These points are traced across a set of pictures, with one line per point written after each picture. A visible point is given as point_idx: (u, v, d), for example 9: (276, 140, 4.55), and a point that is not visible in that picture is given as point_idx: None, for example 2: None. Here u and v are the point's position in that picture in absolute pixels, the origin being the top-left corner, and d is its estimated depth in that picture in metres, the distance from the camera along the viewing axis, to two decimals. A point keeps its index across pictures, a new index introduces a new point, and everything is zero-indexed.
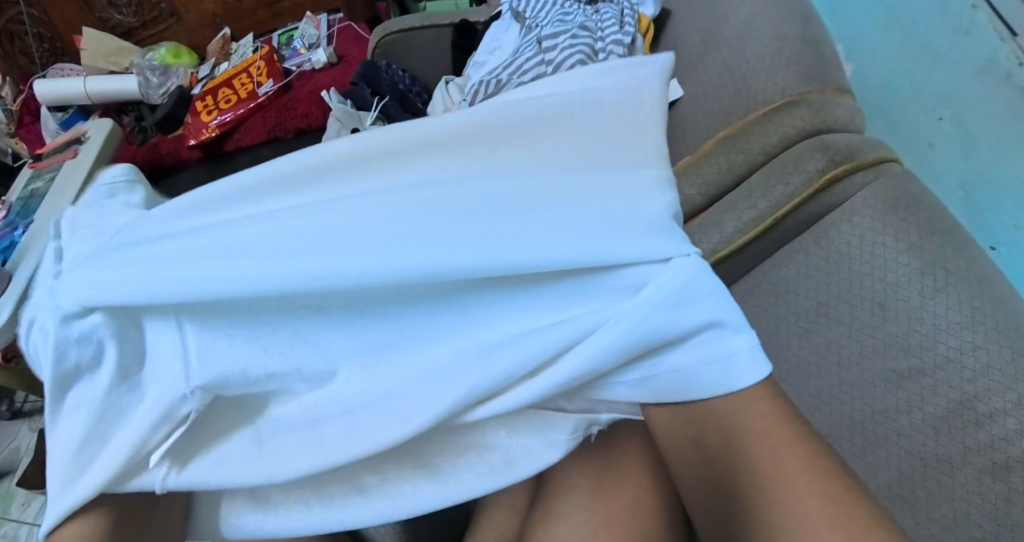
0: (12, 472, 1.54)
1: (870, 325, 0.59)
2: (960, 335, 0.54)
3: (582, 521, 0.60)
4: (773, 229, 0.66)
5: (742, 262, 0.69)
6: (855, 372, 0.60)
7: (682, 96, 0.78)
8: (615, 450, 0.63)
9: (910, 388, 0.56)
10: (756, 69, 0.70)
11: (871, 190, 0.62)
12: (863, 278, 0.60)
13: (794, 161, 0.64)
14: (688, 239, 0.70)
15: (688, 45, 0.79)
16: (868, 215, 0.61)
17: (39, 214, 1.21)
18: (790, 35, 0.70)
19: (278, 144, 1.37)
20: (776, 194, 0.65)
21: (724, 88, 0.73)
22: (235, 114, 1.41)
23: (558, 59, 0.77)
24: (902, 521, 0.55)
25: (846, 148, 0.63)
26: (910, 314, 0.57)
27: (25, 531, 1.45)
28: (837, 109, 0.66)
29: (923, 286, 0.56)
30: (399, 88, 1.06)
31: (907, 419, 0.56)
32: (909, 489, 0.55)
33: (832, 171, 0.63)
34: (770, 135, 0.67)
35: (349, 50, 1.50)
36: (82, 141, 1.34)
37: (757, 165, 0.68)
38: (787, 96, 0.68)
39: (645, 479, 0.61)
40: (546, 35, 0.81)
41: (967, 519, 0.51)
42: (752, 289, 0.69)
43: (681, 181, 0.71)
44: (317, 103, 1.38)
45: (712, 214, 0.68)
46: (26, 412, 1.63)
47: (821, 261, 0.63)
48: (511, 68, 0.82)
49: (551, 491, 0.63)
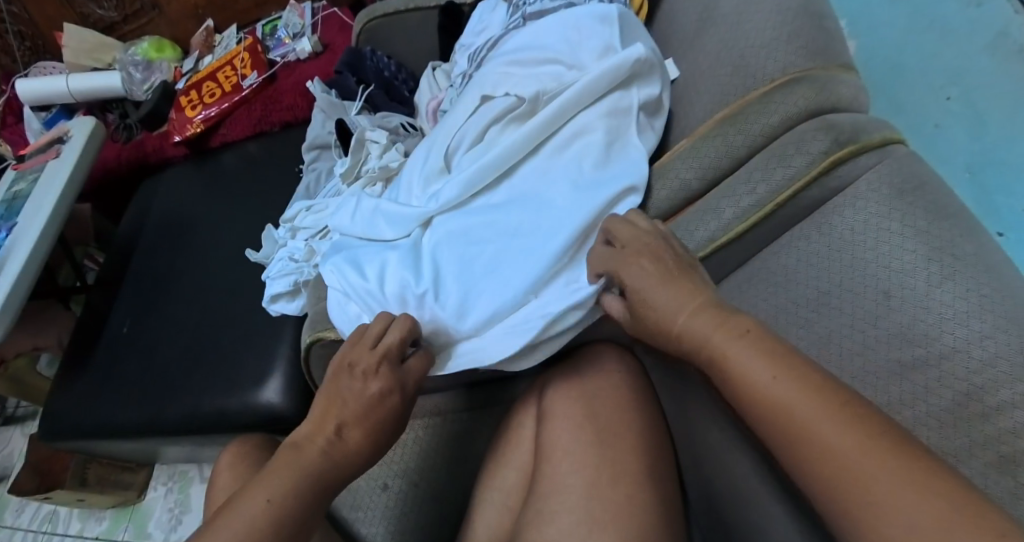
0: (5, 478, 1.54)
1: (873, 315, 0.56)
2: (968, 325, 0.51)
3: (576, 522, 0.60)
4: (773, 216, 0.62)
5: (735, 252, 0.64)
6: (857, 364, 0.56)
7: (678, 76, 0.75)
8: (610, 448, 0.64)
9: (914, 379, 0.53)
10: (756, 45, 0.66)
11: (876, 173, 0.59)
12: (869, 266, 0.57)
13: (797, 143, 0.61)
14: (684, 227, 0.65)
15: (683, 22, 0.76)
16: (873, 199, 0.58)
17: (22, 216, 1.18)
18: (791, 7, 0.67)
19: (263, 137, 1.33)
20: (777, 176, 0.61)
21: (721, 66, 0.68)
22: (220, 108, 1.37)
23: (557, 49, 0.75)
24: None
25: (850, 128, 0.60)
26: (915, 303, 0.54)
27: (19, 537, 1.46)
28: (841, 88, 0.62)
29: (929, 274, 0.54)
30: (384, 77, 1.04)
31: (910, 411, 0.52)
32: None
33: (835, 153, 0.59)
34: (772, 114, 0.62)
35: (335, 39, 1.47)
36: (64, 140, 1.31)
37: (757, 147, 0.63)
38: (789, 74, 0.64)
39: (638, 479, 0.62)
40: (540, 23, 0.77)
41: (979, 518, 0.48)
42: (750, 280, 0.65)
43: (678, 164, 0.67)
44: (302, 93, 1.34)
45: (710, 200, 0.64)
46: (17, 418, 1.61)
47: (823, 248, 0.60)
48: (498, 54, 0.79)
49: (543, 491, 0.64)
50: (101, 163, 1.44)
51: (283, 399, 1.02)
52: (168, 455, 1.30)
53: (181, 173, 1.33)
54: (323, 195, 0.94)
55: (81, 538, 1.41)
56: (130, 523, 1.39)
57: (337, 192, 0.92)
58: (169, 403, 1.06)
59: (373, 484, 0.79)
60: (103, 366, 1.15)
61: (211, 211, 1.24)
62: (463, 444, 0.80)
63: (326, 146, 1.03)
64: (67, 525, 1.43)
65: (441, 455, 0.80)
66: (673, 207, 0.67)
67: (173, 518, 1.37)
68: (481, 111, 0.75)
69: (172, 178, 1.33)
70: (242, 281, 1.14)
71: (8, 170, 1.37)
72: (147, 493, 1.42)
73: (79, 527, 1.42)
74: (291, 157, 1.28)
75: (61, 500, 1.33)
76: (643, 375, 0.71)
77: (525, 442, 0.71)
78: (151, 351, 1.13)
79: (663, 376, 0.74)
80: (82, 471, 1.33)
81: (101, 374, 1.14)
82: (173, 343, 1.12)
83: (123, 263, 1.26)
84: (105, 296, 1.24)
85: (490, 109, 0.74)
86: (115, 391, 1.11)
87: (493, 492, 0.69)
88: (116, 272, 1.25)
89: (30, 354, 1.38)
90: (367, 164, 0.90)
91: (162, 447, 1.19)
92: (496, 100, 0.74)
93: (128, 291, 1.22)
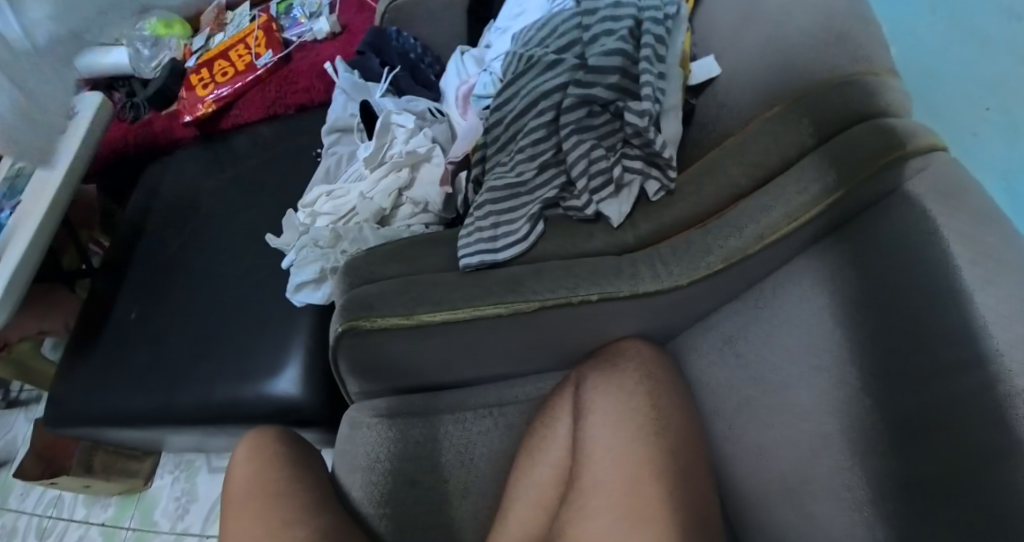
0: (8, 462, 1.53)
1: (915, 316, 0.56)
2: (1013, 327, 0.50)
3: (617, 517, 0.62)
4: (822, 215, 0.61)
5: (779, 251, 0.64)
6: (894, 368, 0.57)
7: (718, 73, 0.72)
8: (647, 444, 0.65)
9: (958, 382, 0.52)
10: (802, 44, 0.65)
11: (926, 176, 0.59)
12: (916, 266, 0.56)
13: (848, 143, 0.60)
14: (732, 223, 0.63)
15: (721, 18, 0.74)
16: (920, 203, 0.58)
17: (26, 195, 1.16)
18: (838, 8, 0.66)
19: (277, 121, 1.31)
20: (829, 175, 0.60)
21: (764, 64, 0.67)
22: (232, 89, 1.35)
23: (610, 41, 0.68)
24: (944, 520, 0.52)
25: (902, 131, 0.59)
26: (963, 304, 0.53)
27: (22, 522, 1.45)
28: (891, 92, 0.62)
29: (976, 276, 0.53)
30: (409, 59, 1.02)
31: (952, 412, 0.53)
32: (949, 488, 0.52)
33: (888, 153, 0.58)
34: (822, 113, 0.62)
35: (352, 20, 1.44)
36: (69, 116, 1.26)
37: (806, 149, 0.63)
38: (837, 75, 0.63)
39: (676, 476, 0.63)
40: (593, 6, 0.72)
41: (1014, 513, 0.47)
42: (792, 278, 0.67)
43: (725, 162, 0.65)
44: (319, 75, 1.32)
45: (757, 199, 0.63)
46: (20, 402, 1.59)
47: (873, 248, 0.60)
48: (545, 30, 0.75)
49: (582, 486, 0.65)
50: (107, 145, 1.43)
51: (301, 389, 1.01)
52: (178, 444, 1.29)
53: (192, 155, 1.31)
54: (344, 179, 0.94)
55: (86, 524, 1.40)
56: (137, 510, 1.39)
57: (360, 176, 0.92)
58: (182, 389, 1.05)
59: (403, 478, 0.79)
60: (110, 349, 1.14)
61: (220, 198, 1.23)
62: (445, 449, 0.79)
63: (347, 130, 1.02)
64: (72, 510, 1.42)
65: (470, 449, 0.79)
66: (708, 206, 0.66)
67: (180, 507, 1.36)
68: (530, 100, 0.71)
69: (184, 158, 1.33)
70: (259, 267, 1.13)
71: None
72: (154, 481, 1.40)
73: (84, 513, 1.42)
74: (305, 143, 1.25)
75: (66, 486, 1.32)
76: (675, 369, 0.70)
77: (559, 437, 0.71)
78: (163, 336, 1.11)
79: (694, 374, 0.75)
80: (88, 458, 1.31)
81: (108, 357, 1.13)
82: (186, 327, 1.11)
83: (130, 246, 1.25)
84: (113, 278, 1.22)
85: (536, 96, 0.70)
86: (124, 374, 1.10)
87: (527, 485, 0.69)
88: (124, 255, 1.23)
89: (35, 339, 1.37)
90: (392, 149, 0.90)
91: (171, 436, 1.18)
92: (543, 85, 0.70)
93: (136, 275, 1.20)
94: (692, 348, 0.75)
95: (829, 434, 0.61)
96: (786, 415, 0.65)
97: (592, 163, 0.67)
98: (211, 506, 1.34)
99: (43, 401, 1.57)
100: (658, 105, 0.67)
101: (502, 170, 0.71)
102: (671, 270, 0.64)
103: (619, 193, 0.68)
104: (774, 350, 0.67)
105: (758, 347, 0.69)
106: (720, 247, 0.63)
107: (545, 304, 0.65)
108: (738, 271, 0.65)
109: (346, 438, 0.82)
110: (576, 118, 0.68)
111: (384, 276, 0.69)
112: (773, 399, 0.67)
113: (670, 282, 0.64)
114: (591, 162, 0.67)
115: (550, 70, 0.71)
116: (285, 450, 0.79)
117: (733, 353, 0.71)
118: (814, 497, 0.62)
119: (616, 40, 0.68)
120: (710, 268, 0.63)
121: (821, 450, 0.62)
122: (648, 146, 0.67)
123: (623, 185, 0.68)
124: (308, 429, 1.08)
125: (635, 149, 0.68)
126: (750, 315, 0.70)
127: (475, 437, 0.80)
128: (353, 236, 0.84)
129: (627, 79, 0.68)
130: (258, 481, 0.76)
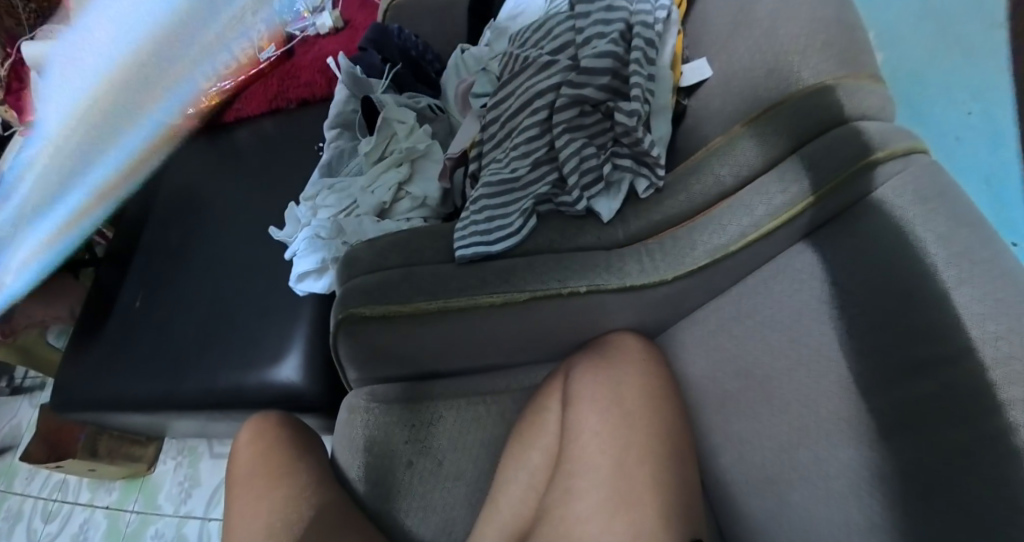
0: (13, 447, 1.56)
1: (892, 313, 0.59)
2: (983, 327, 0.53)
3: (605, 500, 0.65)
4: (803, 214, 0.64)
5: (763, 248, 0.67)
6: (872, 362, 0.60)
7: (710, 75, 0.74)
8: (635, 432, 0.68)
9: (930, 375, 0.56)
10: (791, 50, 0.68)
11: (900, 179, 0.61)
12: (892, 264, 0.59)
13: (829, 147, 0.63)
14: (716, 221, 0.66)
15: (713, 22, 0.77)
16: (895, 204, 0.61)
17: None
18: (826, 15, 0.68)
19: (279, 114, 1.33)
20: (809, 177, 0.63)
21: (754, 69, 0.70)
22: (235, 82, 1.39)
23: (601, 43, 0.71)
24: (916, 506, 0.55)
25: (878, 136, 0.62)
26: (935, 303, 0.56)
27: (27, 504, 1.49)
28: (871, 97, 0.65)
29: (947, 277, 0.56)
30: (411, 55, 1.04)
31: (925, 404, 0.56)
32: (920, 475, 0.55)
33: (864, 158, 0.61)
34: (807, 117, 0.65)
35: (354, 16, 1.47)
36: (74, 107, 1.28)
37: (789, 151, 0.66)
38: (821, 81, 0.66)
39: (661, 462, 0.66)
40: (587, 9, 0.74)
41: (977, 497, 0.51)
42: (776, 274, 0.69)
43: (712, 162, 0.68)
44: (320, 71, 1.36)
45: (742, 197, 0.66)
46: (24, 388, 1.62)
47: (853, 248, 0.63)
48: (540, 30, 0.77)
49: (572, 470, 0.68)
50: None
51: (301, 377, 1.04)
52: (180, 430, 1.32)
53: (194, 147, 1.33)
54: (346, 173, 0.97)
55: (91, 507, 1.43)
56: (141, 494, 1.42)
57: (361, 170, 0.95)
58: (186, 377, 1.08)
59: (399, 463, 0.82)
60: (115, 337, 1.16)
61: (224, 190, 1.25)
62: (441, 435, 0.82)
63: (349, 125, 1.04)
64: (77, 494, 1.46)
65: (465, 436, 0.82)
66: (693, 203, 0.68)
67: (183, 492, 1.39)
68: (524, 99, 0.73)
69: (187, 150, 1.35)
70: (261, 259, 1.15)
71: (16, 137, 1.35)
72: (157, 466, 1.44)
73: (89, 496, 1.45)
74: (308, 137, 1.27)
75: (72, 470, 1.35)
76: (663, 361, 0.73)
77: (549, 424, 0.73)
78: (166, 325, 1.14)
79: (681, 366, 0.77)
80: (93, 443, 1.34)
81: (113, 344, 1.16)
82: (189, 317, 1.13)
83: (134, 236, 1.27)
84: (118, 268, 1.25)
85: (530, 95, 0.73)
86: (129, 362, 1.13)
87: (519, 471, 0.72)
88: (127, 245, 1.26)
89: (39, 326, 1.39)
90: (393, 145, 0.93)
91: (174, 422, 1.21)
92: (537, 84, 0.73)
93: (140, 265, 1.23)
94: (680, 341, 0.78)
95: (809, 424, 0.64)
96: (769, 407, 0.68)
97: (583, 162, 0.70)
98: (212, 491, 1.38)
99: (46, 388, 1.59)
100: (647, 107, 0.70)
101: (497, 166, 0.74)
102: (658, 265, 0.68)
103: (610, 191, 0.70)
104: (757, 344, 0.70)
105: (743, 340, 0.71)
106: (704, 243, 0.67)
107: (536, 295, 0.68)
108: (721, 266, 0.68)
109: (342, 424, 0.85)
110: (569, 117, 0.71)
111: (380, 264, 0.71)
112: (756, 390, 0.69)
113: (656, 275, 0.68)
114: (582, 160, 0.70)
115: (544, 70, 0.73)
116: (288, 435, 0.82)
117: (719, 345, 0.73)
118: (793, 486, 0.65)
119: (608, 43, 0.70)
120: (695, 263, 0.67)
121: (800, 440, 0.64)
122: (636, 145, 0.70)
123: (613, 183, 0.70)
124: (308, 417, 1.11)
125: (624, 148, 0.71)
126: (735, 310, 0.73)
127: (470, 424, 0.83)
128: (353, 228, 0.87)
129: (618, 81, 0.70)
130: (263, 464, 0.79)
